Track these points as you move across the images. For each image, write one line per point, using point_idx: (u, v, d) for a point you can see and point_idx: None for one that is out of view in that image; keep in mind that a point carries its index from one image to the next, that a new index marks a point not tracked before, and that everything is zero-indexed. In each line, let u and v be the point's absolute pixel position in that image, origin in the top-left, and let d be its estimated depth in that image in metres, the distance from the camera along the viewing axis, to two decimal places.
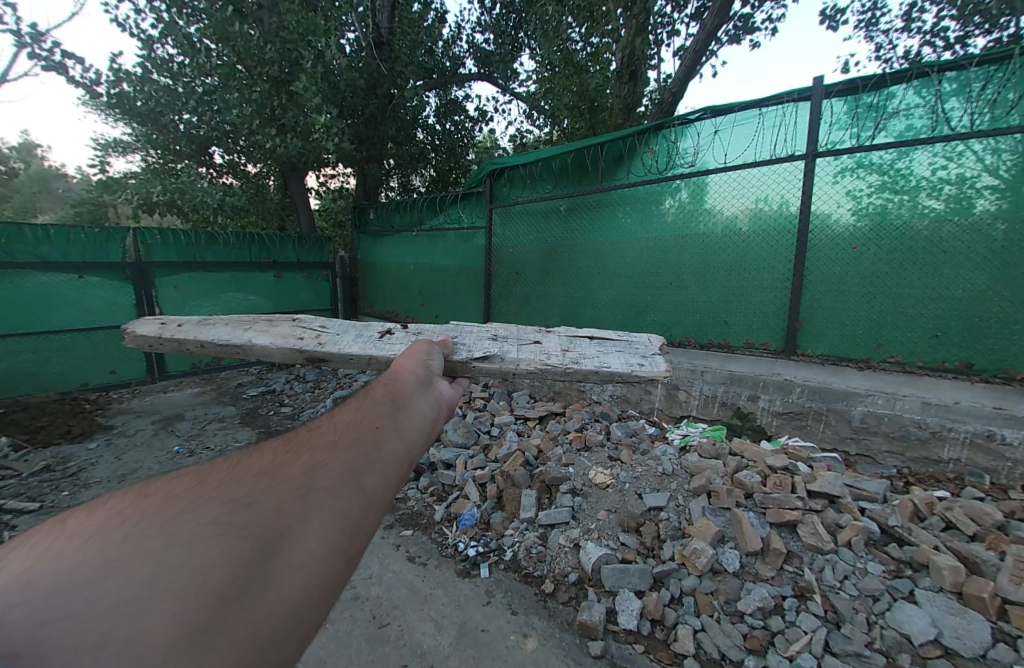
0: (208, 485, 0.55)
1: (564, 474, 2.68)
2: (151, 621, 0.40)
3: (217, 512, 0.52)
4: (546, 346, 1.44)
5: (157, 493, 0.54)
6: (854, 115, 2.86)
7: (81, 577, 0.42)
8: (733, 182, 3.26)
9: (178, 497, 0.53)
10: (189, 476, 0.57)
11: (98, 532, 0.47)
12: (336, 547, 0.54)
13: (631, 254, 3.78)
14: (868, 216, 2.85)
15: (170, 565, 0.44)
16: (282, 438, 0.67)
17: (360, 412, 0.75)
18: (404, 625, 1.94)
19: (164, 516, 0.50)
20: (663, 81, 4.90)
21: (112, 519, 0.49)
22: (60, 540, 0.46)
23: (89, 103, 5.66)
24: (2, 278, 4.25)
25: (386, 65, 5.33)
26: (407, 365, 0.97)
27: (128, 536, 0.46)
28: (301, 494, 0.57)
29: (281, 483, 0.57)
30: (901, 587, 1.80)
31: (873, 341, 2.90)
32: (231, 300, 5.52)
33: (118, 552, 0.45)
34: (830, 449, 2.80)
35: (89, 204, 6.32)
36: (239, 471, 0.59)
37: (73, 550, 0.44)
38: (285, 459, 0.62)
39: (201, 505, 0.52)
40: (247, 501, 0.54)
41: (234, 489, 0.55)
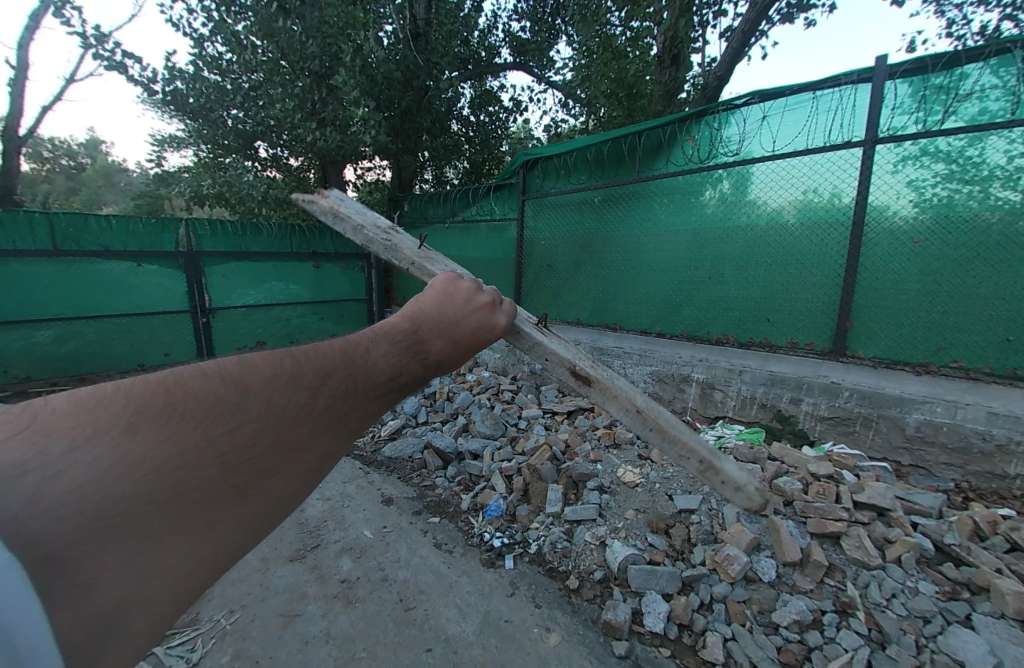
0: (257, 437, 0.47)
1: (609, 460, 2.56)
2: (149, 574, 0.40)
3: (247, 475, 0.46)
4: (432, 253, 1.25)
5: (232, 403, 0.46)
6: (921, 99, 2.63)
7: (125, 503, 0.39)
8: (781, 170, 3.08)
9: (230, 437, 0.45)
10: (255, 409, 0.48)
11: (161, 453, 0.41)
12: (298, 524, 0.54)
13: (667, 247, 3.65)
14: (930, 208, 2.63)
15: (195, 520, 0.43)
16: (338, 388, 0.54)
17: (391, 404, 0.62)
18: (430, 610, 1.98)
19: (208, 464, 0.43)
20: (706, 66, 4.69)
21: (176, 446, 0.42)
22: (127, 446, 0.40)
23: (148, 101, 5.99)
24: (72, 266, 4.60)
25: (423, 56, 5.29)
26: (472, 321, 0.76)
27: (180, 480, 0.42)
28: (308, 475, 0.52)
29: (305, 458, 0.51)
30: (956, 611, 1.67)
31: (932, 344, 2.70)
32: (273, 288, 5.77)
33: (160, 498, 0.40)
34: (879, 458, 2.62)
35: (149, 197, 6.75)
36: (287, 416, 0.50)
37: (133, 469, 0.39)
38: (323, 428, 0.52)
39: (241, 461, 0.46)
40: (271, 471, 0.48)
41: (266, 451, 0.47)
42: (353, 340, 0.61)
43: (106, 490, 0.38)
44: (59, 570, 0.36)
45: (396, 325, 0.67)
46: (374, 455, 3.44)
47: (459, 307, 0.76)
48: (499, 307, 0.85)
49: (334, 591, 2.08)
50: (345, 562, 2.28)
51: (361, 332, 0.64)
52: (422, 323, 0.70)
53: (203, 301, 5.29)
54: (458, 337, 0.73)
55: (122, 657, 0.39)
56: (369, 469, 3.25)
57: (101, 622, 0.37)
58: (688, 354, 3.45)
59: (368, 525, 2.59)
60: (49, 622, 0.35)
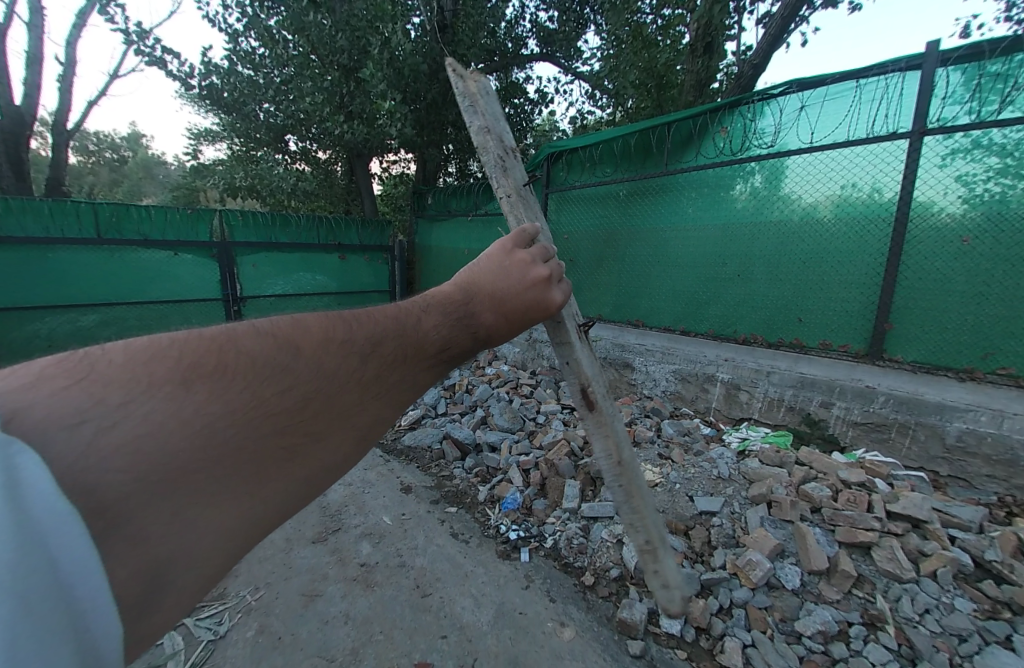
0: (309, 401, 0.48)
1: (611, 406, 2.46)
2: (203, 532, 0.41)
3: (295, 436, 0.47)
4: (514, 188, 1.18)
5: (277, 370, 0.46)
6: (975, 87, 2.47)
7: (173, 463, 0.39)
8: (818, 164, 2.95)
9: (278, 398, 0.45)
10: (303, 372, 0.48)
11: (206, 409, 0.41)
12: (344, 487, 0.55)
13: (695, 242, 3.56)
14: (982, 204, 2.47)
15: (246, 478, 0.43)
16: (385, 357, 0.56)
17: (437, 376, 0.63)
18: (446, 598, 2.00)
19: (257, 422, 0.44)
20: (741, 54, 4.51)
21: (219, 405, 0.42)
22: (177, 400, 0.40)
23: (185, 95, 6.20)
24: (114, 254, 4.80)
25: (450, 48, 5.25)
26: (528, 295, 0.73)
27: (225, 437, 0.42)
28: (354, 441, 0.53)
29: (351, 425, 0.52)
30: (996, 631, 1.58)
31: (978, 348, 2.55)
32: (300, 278, 5.92)
33: (207, 457, 0.41)
34: (916, 467, 2.49)
35: (185, 189, 7.00)
36: (334, 382, 0.50)
37: (183, 429, 0.40)
38: (370, 395, 0.53)
39: (286, 422, 0.46)
40: (320, 434, 0.49)
41: (313, 413, 0.48)
42: (404, 309, 0.62)
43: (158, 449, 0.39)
44: (112, 523, 0.37)
45: (449, 295, 0.67)
46: (394, 443, 3.50)
47: (516, 278, 0.73)
48: (557, 281, 0.78)
49: (354, 574, 2.13)
50: (365, 547, 2.33)
51: (414, 300, 0.64)
52: (474, 294, 0.69)
53: (235, 290, 5.46)
54: (510, 312, 0.71)
55: (171, 609, 0.40)
56: (389, 457, 3.31)
57: (153, 577, 0.39)
58: (713, 353, 3.36)
59: (387, 512, 2.64)
60: (108, 574, 0.37)
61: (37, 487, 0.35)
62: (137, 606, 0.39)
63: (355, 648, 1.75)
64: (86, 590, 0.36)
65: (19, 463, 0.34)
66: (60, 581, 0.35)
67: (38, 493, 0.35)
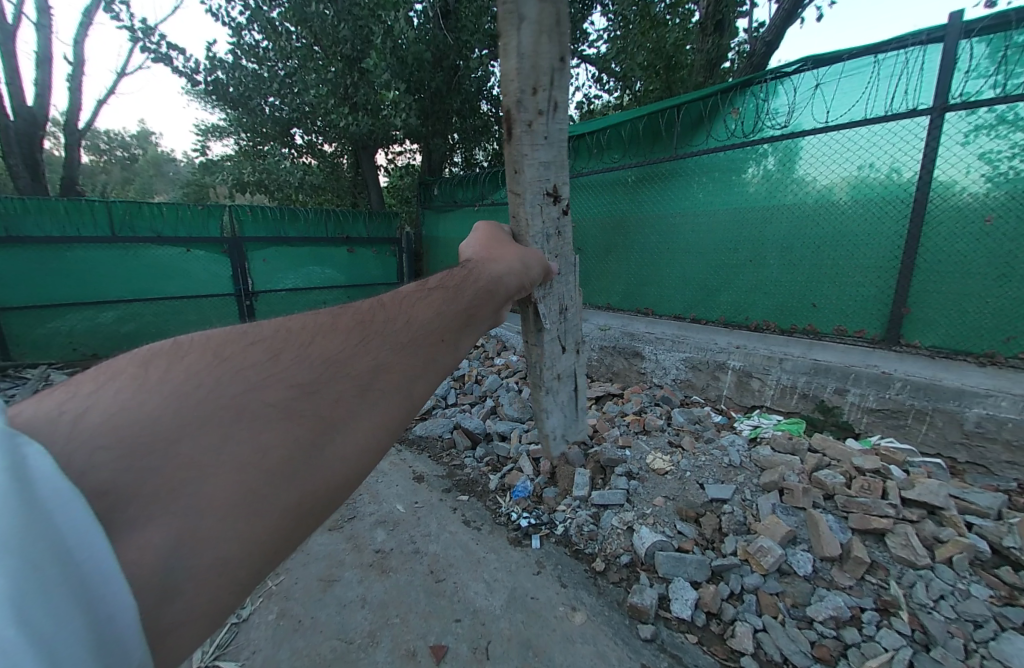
0: (279, 354, 0.56)
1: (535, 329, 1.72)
2: (213, 496, 0.44)
3: (280, 393, 0.53)
4: None
5: (230, 350, 0.55)
6: (1001, 60, 2.37)
7: (155, 425, 0.45)
8: (833, 144, 2.86)
9: (250, 357, 0.54)
10: (263, 336, 0.59)
11: (179, 382, 0.49)
12: (374, 447, 0.59)
13: (705, 229, 3.51)
14: (1005, 183, 2.40)
15: (241, 442, 0.48)
16: (356, 318, 0.68)
17: (430, 317, 0.76)
18: (459, 583, 2.04)
19: (234, 384, 0.51)
20: (754, 31, 4.37)
21: (188, 377, 0.49)
22: (143, 379, 0.48)
23: (192, 92, 6.22)
24: (129, 252, 4.87)
25: (454, 35, 5.16)
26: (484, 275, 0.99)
27: (207, 398, 0.49)
28: (356, 392, 0.59)
29: (345, 373, 0.60)
30: (1013, 616, 1.56)
31: (1000, 333, 2.49)
32: (311, 272, 5.96)
33: (191, 414, 0.47)
34: (933, 454, 2.45)
35: (195, 186, 7.06)
36: (304, 340, 0.60)
37: (156, 394, 0.47)
38: (356, 343, 0.63)
39: (267, 383, 0.53)
40: (310, 387, 0.55)
41: (299, 369, 0.56)
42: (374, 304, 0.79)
43: (138, 418, 0.45)
44: (115, 503, 0.40)
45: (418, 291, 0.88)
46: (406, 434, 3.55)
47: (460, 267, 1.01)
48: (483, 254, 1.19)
49: (370, 561, 2.18)
50: (379, 534, 2.38)
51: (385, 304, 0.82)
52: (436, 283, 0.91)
53: (247, 285, 5.52)
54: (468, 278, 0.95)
55: (206, 581, 0.43)
56: (401, 448, 3.35)
57: (174, 553, 0.41)
58: (725, 340, 3.32)
59: (400, 500, 2.68)
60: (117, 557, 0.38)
61: (39, 473, 0.38)
62: (163, 586, 0.41)
63: (372, 631, 1.79)
64: (95, 570, 0.38)
65: (23, 455, 0.38)
66: (65, 562, 0.36)
67: (42, 482, 0.38)
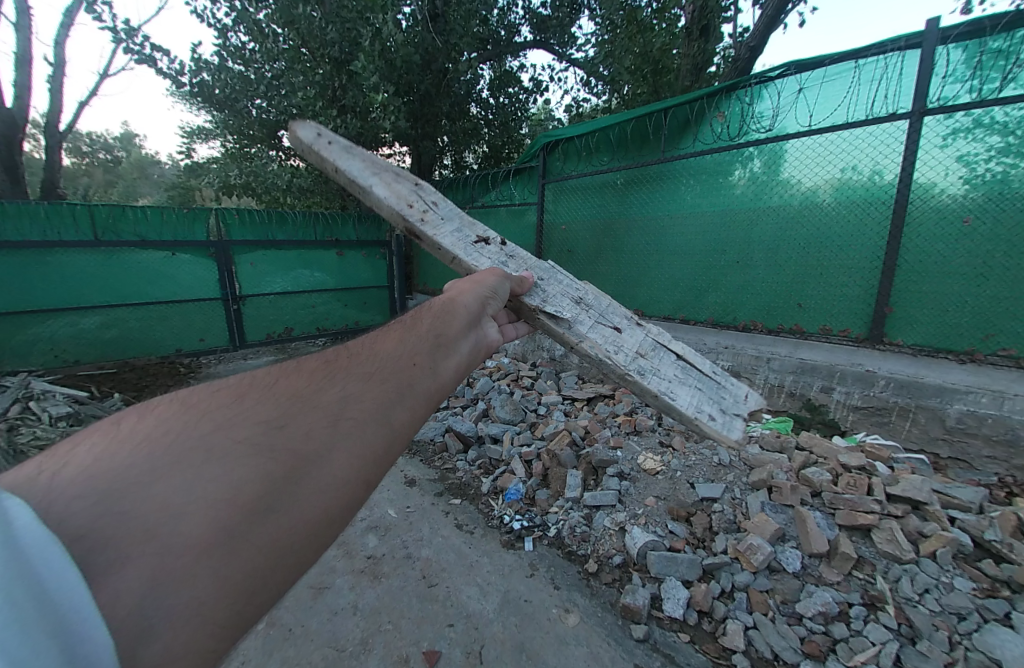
0: (245, 395, 0.57)
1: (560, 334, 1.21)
2: (185, 534, 0.44)
3: (248, 431, 0.53)
4: (623, 339, 1.24)
5: (198, 398, 0.56)
6: (976, 65, 2.43)
7: (128, 474, 0.45)
8: (816, 147, 2.91)
9: (215, 402, 0.55)
10: (232, 383, 0.60)
11: (144, 433, 0.50)
12: (356, 475, 0.58)
13: (693, 230, 3.54)
14: (982, 185, 2.45)
15: (211, 480, 0.48)
16: (321, 358, 0.69)
17: (401, 345, 0.75)
18: (452, 587, 2.03)
19: (202, 427, 0.51)
20: (738, 37, 4.45)
21: (155, 426, 0.50)
22: (115, 434, 0.49)
23: (177, 93, 6.14)
24: (113, 256, 4.79)
25: (442, 38, 5.16)
26: (462, 295, 0.98)
27: (174, 443, 0.49)
28: (328, 426, 0.58)
29: (313, 407, 0.59)
30: (995, 608, 1.60)
31: (979, 330, 2.55)
32: (299, 275, 5.92)
33: (160, 459, 0.47)
34: (916, 449, 2.50)
35: (181, 188, 6.98)
36: (271, 385, 0.61)
37: (129, 445, 0.48)
38: (320, 380, 0.63)
39: (233, 423, 0.53)
40: (279, 425, 0.55)
41: (267, 407, 0.56)
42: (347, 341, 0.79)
43: (112, 468, 0.45)
44: (92, 546, 0.41)
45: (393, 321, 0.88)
46: None
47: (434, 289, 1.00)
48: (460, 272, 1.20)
49: (361, 566, 2.16)
50: (371, 540, 2.36)
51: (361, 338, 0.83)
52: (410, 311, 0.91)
53: (234, 289, 5.46)
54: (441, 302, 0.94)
55: (182, 625, 0.42)
56: None
57: (147, 595, 0.41)
58: (713, 340, 3.37)
59: (392, 505, 2.66)
60: (95, 592, 0.39)
61: (20, 523, 0.39)
62: (140, 629, 0.40)
63: (365, 638, 1.77)
64: (75, 606, 0.37)
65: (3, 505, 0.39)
66: (47, 596, 0.37)
67: (21, 530, 0.39)
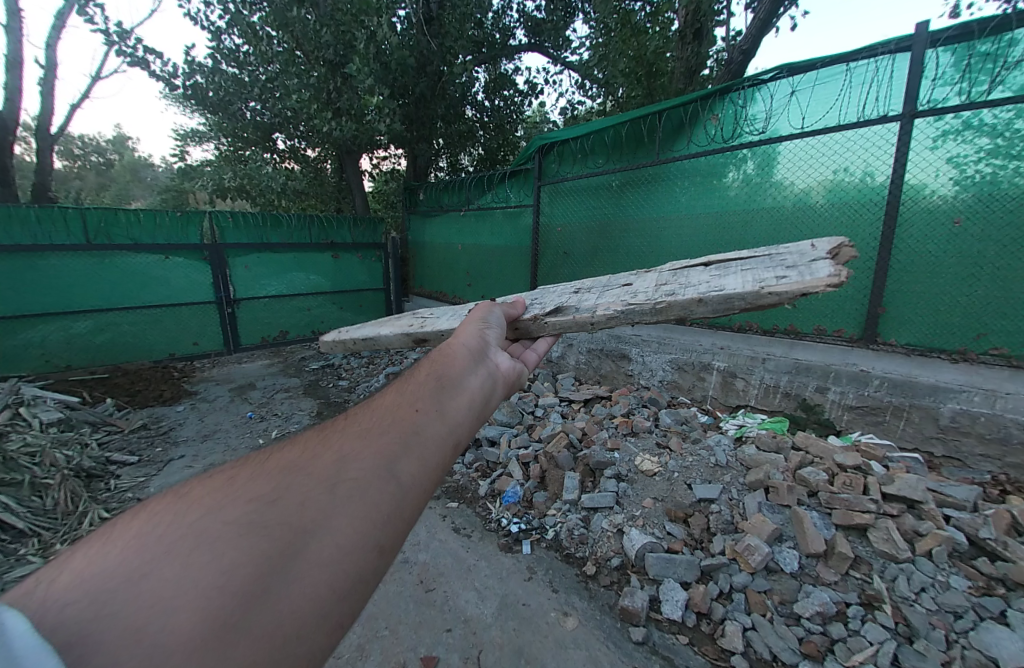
0: (237, 476, 0.57)
1: (572, 318, 1.20)
2: (177, 624, 0.41)
3: (242, 510, 0.52)
4: (635, 288, 1.26)
5: (190, 488, 0.55)
6: (965, 68, 2.47)
7: (119, 573, 0.44)
8: (809, 149, 2.94)
9: (206, 489, 0.55)
10: (227, 468, 0.59)
11: (136, 530, 0.49)
12: (367, 537, 0.54)
13: (688, 232, 3.55)
14: (972, 186, 2.48)
15: (204, 563, 0.45)
16: (319, 426, 0.68)
17: (400, 394, 0.74)
18: (449, 591, 2.02)
19: (194, 513, 0.51)
20: (731, 40, 4.49)
21: (146, 522, 0.49)
22: (105, 535, 0.48)
23: (171, 96, 6.12)
24: (105, 259, 4.76)
25: (437, 41, 5.17)
26: (462, 337, 0.98)
27: (166, 534, 0.48)
28: (326, 490, 0.56)
29: (308, 473, 0.57)
30: (990, 607, 1.61)
31: (971, 330, 2.57)
32: (294, 278, 5.90)
33: (150, 552, 0.46)
34: (910, 448, 2.52)
35: (174, 191, 6.93)
36: (266, 461, 0.60)
37: (120, 544, 0.47)
38: (316, 446, 0.62)
39: (225, 504, 0.52)
40: (273, 497, 0.54)
41: (260, 482, 0.55)
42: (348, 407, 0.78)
43: (102, 570, 0.44)
44: (83, 644, 0.39)
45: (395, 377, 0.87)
46: None
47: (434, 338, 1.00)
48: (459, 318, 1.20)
49: None
50: None
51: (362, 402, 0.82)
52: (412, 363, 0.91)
53: (228, 292, 5.44)
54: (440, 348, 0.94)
55: None
56: None
57: None
58: (709, 341, 3.38)
59: None
60: None
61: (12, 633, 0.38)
62: None
63: (361, 645, 1.76)
64: None
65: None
66: None
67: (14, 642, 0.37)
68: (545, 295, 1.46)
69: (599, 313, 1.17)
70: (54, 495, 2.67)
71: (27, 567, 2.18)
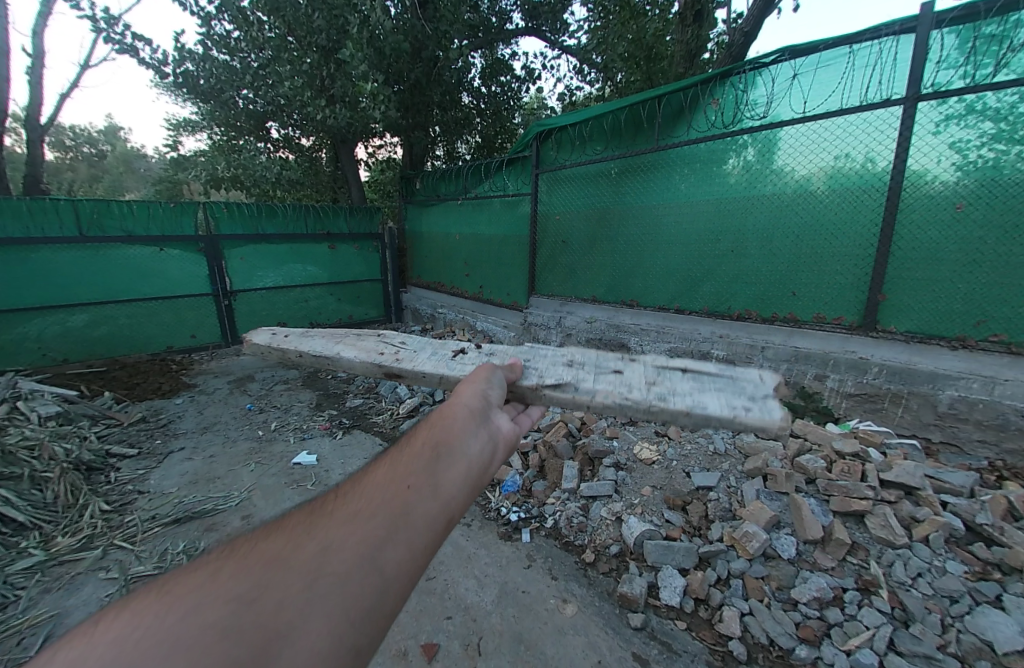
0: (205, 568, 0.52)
1: (571, 398, 1.17)
2: None
3: (213, 615, 0.47)
4: (627, 378, 1.26)
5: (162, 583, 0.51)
6: (970, 50, 2.42)
7: None
8: (810, 134, 2.90)
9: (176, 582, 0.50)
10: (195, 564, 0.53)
11: (103, 637, 0.45)
12: (344, 643, 0.49)
13: (688, 220, 3.51)
14: (974, 171, 2.43)
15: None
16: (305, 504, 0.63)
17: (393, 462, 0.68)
18: (449, 579, 2.03)
19: (163, 615, 0.47)
20: (732, 22, 4.40)
21: (111, 630, 0.46)
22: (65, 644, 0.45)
23: (161, 84, 6.00)
24: (99, 251, 4.71)
25: (432, 25, 5.05)
26: (467, 392, 0.90)
27: (127, 647, 0.44)
28: (303, 588, 0.51)
29: (288, 567, 0.53)
30: (986, 591, 1.61)
31: (971, 316, 2.50)
32: (292, 270, 5.87)
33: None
34: (908, 434, 2.54)
35: (168, 182, 6.84)
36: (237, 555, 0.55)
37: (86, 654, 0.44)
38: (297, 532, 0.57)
39: (195, 605, 0.48)
40: (248, 599, 0.49)
41: (234, 580, 0.51)
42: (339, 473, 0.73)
43: None
44: None
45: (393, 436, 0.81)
46: (393, 431, 3.53)
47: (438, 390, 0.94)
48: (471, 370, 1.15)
49: None
50: None
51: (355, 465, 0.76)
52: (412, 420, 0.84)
53: (225, 284, 5.42)
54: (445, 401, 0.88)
55: None
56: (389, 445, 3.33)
57: None
58: (707, 330, 3.40)
59: None
60: None
61: None
62: None
63: None
64: None
65: None
66: None
67: None
68: (540, 358, 1.36)
69: (597, 401, 1.17)
70: (53, 488, 2.67)
71: (29, 560, 2.19)
